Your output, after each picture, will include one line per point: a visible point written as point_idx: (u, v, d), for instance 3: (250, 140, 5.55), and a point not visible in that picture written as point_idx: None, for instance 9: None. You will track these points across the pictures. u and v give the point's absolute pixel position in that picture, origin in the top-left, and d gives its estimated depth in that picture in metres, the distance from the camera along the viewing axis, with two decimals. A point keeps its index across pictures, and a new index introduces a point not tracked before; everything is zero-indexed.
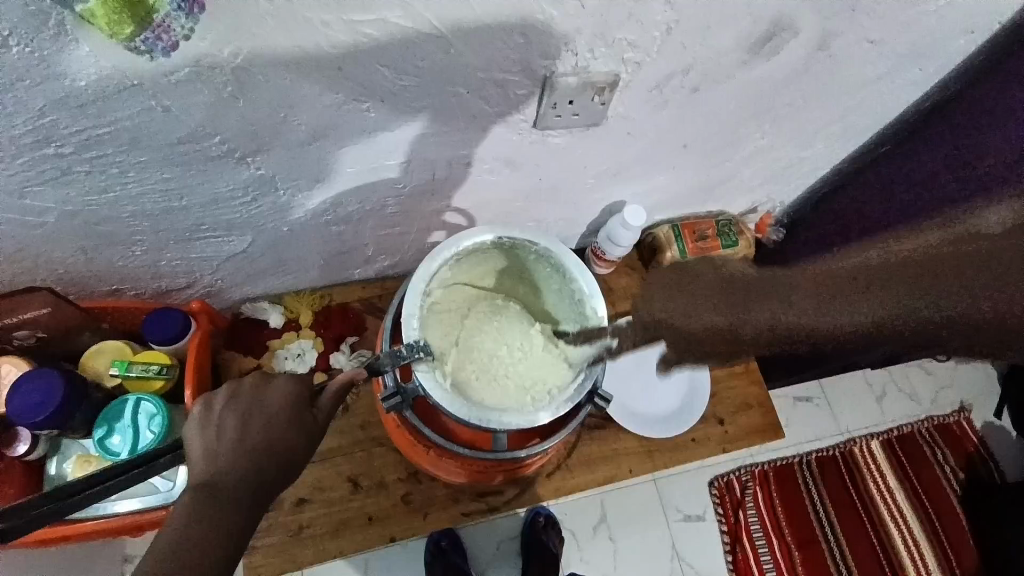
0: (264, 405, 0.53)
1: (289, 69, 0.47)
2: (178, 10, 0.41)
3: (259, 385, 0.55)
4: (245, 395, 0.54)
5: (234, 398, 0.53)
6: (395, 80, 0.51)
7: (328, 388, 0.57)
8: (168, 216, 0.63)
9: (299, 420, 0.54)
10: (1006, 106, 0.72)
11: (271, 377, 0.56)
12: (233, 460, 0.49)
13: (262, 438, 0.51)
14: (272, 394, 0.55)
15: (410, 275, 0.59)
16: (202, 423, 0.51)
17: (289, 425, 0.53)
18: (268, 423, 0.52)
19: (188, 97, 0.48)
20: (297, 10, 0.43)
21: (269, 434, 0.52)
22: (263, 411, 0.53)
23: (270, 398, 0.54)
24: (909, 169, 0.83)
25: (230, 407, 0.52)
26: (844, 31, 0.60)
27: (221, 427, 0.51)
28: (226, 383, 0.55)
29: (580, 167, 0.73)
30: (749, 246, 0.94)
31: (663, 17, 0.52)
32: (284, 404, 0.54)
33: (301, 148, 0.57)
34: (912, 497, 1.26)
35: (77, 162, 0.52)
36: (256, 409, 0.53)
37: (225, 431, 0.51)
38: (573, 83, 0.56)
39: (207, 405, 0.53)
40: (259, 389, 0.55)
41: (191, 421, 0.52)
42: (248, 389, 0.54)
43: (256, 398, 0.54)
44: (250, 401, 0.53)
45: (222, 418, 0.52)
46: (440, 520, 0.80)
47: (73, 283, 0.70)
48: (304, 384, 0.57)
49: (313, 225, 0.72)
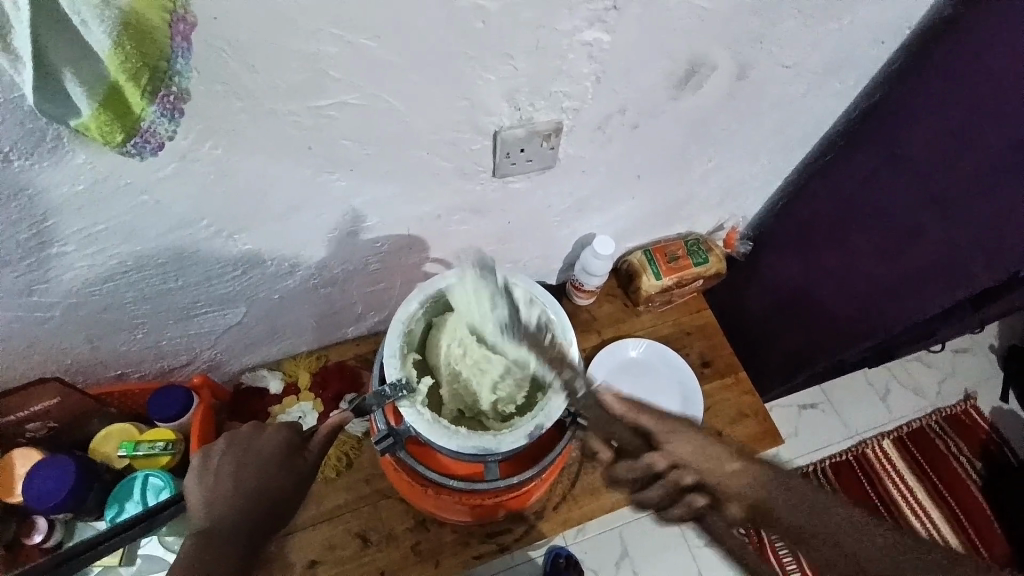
0: (256, 452, 0.61)
1: (263, 150, 0.53)
2: (161, 118, 0.45)
3: (253, 434, 0.63)
4: (239, 444, 0.61)
5: (231, 448, 0.61)
6: (360, 150, 0.57)
7: (317, 431, 0.65)
8: (166, 298, 0.68)
9: (289, 466, 0.63)
10: (984, 87, 0.65)
11: (264, 426, 0.64)
12: (226, 506, 0.58)
13: (255, 484, 0.60)
14: (265, 441, 0.63)
15: (391, 320, 0.63)
16: (200, 473, 0.59)
17: (278, 469, 0.61)
18: (261, 468, 0.60)
19: (177, 188, 0.54)
20: (266, 105, 0.49)
21: (261, 478, 0.60)
22: (255, 457, 0.61)
23: (263, 445, 0.62)
24: (886, 151, 0.78)
25: (226, 457, 0.60)
26: (758, 61, 0.66)
27: (217, 477, 0.59)
28: (223, 434, 0.62)
29: (544, 207, 0.78)
30: (719, 261, 0.99)
31: (590, 69, 0.58)
32: (275, 450, 0.62)
33: (283, 219, 0.63)
34: (934, 493, 1.28)
35: (78, 257, 0.57)
36: (250, 455, 0.61)
37: (221, 481, 0.59)
38: (519, 133, 0.62)
39: (205, 456, 0.60)
40: (254, 437, 0.63)
41: (191, 470, 0.60)
42: (242, 438, 0.62)
43: (250, 445, 0.62)
44: (244, 449, 0.61)
45: (220, 466, 0.60)
46: (452, 567, 0.81)
47: (81, 371, 0.74)
48: (293, 431, 0.65)
49: (302, 290, 0.76)
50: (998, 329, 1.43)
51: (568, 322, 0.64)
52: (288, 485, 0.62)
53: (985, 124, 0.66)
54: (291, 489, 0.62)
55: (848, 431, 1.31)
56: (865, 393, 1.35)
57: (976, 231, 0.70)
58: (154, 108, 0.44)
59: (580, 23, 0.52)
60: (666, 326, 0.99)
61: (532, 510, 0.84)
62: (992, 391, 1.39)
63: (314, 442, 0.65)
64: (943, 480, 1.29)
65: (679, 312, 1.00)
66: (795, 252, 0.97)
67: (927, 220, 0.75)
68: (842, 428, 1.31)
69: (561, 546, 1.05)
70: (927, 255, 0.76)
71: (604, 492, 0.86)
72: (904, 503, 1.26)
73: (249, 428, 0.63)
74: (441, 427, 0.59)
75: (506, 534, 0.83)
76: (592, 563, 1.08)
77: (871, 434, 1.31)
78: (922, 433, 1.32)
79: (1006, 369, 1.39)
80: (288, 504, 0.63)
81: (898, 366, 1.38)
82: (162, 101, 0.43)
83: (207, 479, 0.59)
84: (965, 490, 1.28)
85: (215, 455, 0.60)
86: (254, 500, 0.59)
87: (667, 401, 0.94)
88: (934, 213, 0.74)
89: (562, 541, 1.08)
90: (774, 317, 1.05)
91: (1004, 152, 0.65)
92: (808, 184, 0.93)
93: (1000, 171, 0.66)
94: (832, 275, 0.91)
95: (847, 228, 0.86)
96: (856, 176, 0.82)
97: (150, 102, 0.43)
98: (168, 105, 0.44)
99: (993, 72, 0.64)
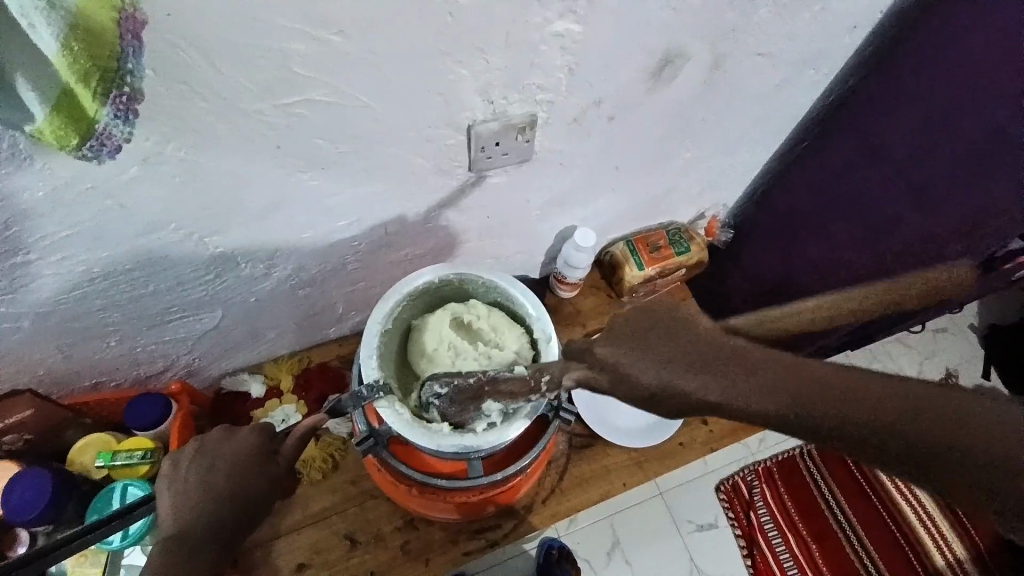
0: (226, 456, 0.62)
1: (233, 153, 0.52)
2: (116, 120, 0.44)
3: (223, 438, 0.63)
4: (209, 449, 0.62)
5: (199, 453, 0.61)
6: (333, 149, 0.56)
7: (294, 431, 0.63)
8: (139, 304, 0.66)
9: (260, 466, 0.63)
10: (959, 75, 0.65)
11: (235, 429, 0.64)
12: (195, 511, 0.58)
13: (224, 488, 0.60)
14: (236, 443, 0.63)
15: (367, 320, 0.62)
16: (170, 479, 0.59)
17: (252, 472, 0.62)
18: (229, 472, 0.61)
19: (142, 193, 0.52)
20: (234, 104, 0.48)
21: (233, 481, 0.61)
22: (226, 461, 0.61)
23: (234, 448, 0.62)
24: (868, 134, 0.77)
25: (194, 463, 0.60)
26: (732, 51, 0.66)
27: (185, 483, 0.59)
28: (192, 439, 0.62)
29: (523, 201, 0.77)
30: (701, 249, 0.99)
31: (563, 62, 0.57)
32: (245, 453, 0.62)
33: (256, 221, 0.61)
34: (919, 472, 1.27)
35: (45, 265, 0.56)
36: (220, 460, 0.62)
37: (189, 485, 0.60)
38: (495, 128, 0.62)
39: (174, 463, 0.61)
40: (224, 441, 0.63)
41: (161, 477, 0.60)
42: (213, 442, 0.63)
43: (220, 449, 0.62)
44: (212, 454, 0.62)
45: (187, 474, 0.60)
46: (443, 564, 0.81)
47: (54, 382, 0.73)
48: (264, 432, 0.65)
49: (280, 292, 0.75)
50: (978, 309, 1.45)
51: (549, 321, 0.64)
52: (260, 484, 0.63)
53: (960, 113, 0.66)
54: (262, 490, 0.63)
55: None
56: None
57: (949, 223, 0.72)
58: (109, 110, 0.43)
59: (550, 15, 0.52)
60: None
61: (521, 505, 0.84)
62: (973, 369, 1.41)
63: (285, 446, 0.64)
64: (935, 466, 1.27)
65: None
66: (774, 239, 0.97)
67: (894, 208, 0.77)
68: None
69: (553, 539, 1.07)
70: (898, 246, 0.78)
71: (592, 484, 0.87)
72: (891, 486, 1.24)
73: (220, 432, 0.63)
74: (421, 426, 0.58)
75: (496, 530, 0.83)
76: (584, 553, 1.08)
77: None
78: None
79: (987, 348, 1.41)
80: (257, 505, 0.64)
81: (881, 348, 1.39)
82: (115, 103, 0.42)
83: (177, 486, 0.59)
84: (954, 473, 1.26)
85: (183, 461, 0.60)
86: (221, 502, 0.60)
87: None
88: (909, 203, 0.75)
89: (554, 533, 1.09)
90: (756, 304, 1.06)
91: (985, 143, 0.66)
92: (786, 171, 0.93)
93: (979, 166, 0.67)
94: (812, 262, 0.92)
95: (823, 212, 0.87)
96: (831, 161, 0.83)
97: (102, 104, 0.42)
98: (122, 107, 0.43)
99: (978, 56, 0.63)
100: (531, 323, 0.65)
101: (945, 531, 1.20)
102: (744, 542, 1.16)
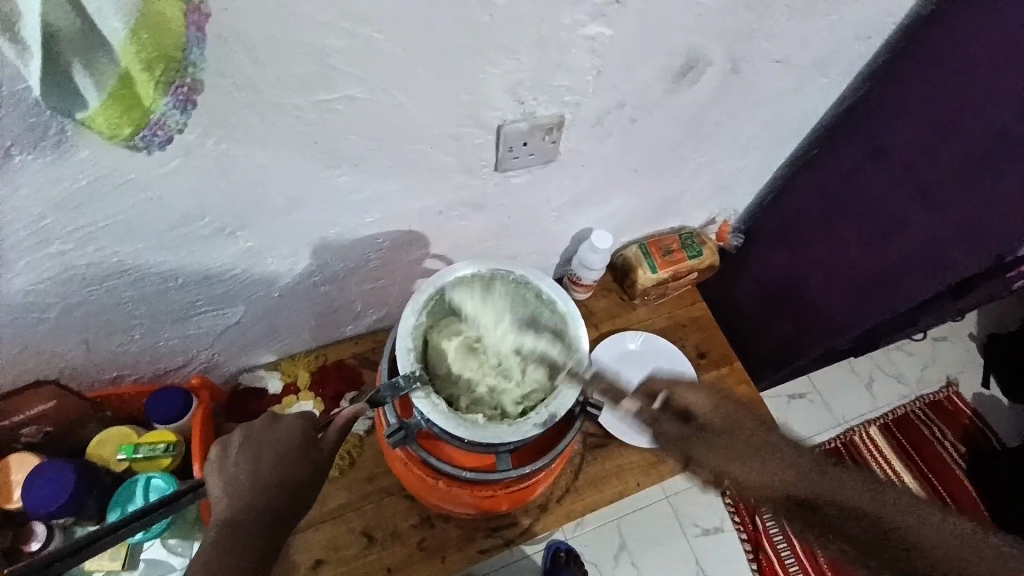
0: (274, 442, 0.58)
1: (270, 148, 0.53)
2: (173, 110, 0.45)
3: (270, 426, 0.60)
4: (256, 436, 0.58)
5: (247, 440, 0.58)
6: (365, 145, 0.57)
7: (334, 421, 0.61)
8: (165, 297, 0.67)
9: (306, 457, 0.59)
10: (979, 59, 0.66)
11: (279, 417, 0.61)
12: (245, 500, 0.55)
13: (272, 478, 0.56)
14: (283, 432, 0.59)
15: (402, 313, 0.63)
16: (219, 467, 0.56)
17: (300, 459, 0.58)
18: (278, 459, 0.57)
19: (180, 186, 0.53)
20: (274, 98, 0.49)
21: (281, 469, 0.57)
22: (274, 449, 0.58)
23: (282, 436, 0.59)
24: (887, 126, 0.77)
25: (242, 450, 0.57)
26: (750, 58, 0.68)
27: (236, 471, 0.56)
28: (240, 425, 0.59)
29: (543, 201, 0.78)
30: (712, 254, 1.00)
31: (591, 63, 0.59)
32: (293, 439, 0.59)
33: (286, 216, 0.62)
34: (919, 477, 1.29)
35: (79, 256, 0.56)
36: (268, 448, 0.58)
37: (241, 471, 0.56)
38: (522, 127, 0.63)
39: (222, 448, 0.58)
40: (269, 429, 0.59)
41: (208, 465, 0.57)
42: (259, 430, 0.59)
43: (268, 437, 0.59)
44: (259, 441, 0.58)
45: (238, 460, 0.57)
46: (459, 562, 0.81)
47: (74, 375, 0.73)
48: (309, 420, 0.61)
49: (301, 288, 0.76)
50: (978, 318, 1.46)
51: (577, 311, 0.65)
52: (309, 475, 0.59)
53: (965, 103, 0.68)
54: (312, 479, 0.59)
55: (837, 419, 1.32)
56: (851, 382, 1.35)
57: (949, 215, 0.72)
58: (167, 100, 0.44)
59: (582, 17, 0.53)
60: (662, 319, 1.01)
61: (536, 503, 0.85)
62: (975, 377, 1.41)
63: (329, 432, 0.61)
64: (941, 481, 1.30)
65: (675, 304, 1.02)
66: (781, 243, 0.99)
67: (898, 211, 0.78)
68: (829, 418, 1.31)
69: (561, 541, 1.06)
70: (909, 245, 0.78)
71: (606, 484, 0.88)
72: None
73: (265, 420, 0.60)
74: (455, 415, 0.59)
75: (511, 528, 0.83)
76: (592, 555, 1.09)
77: (857, 421, 1.32)
78: (908, 420, 1.34)
79: (987, 356, 1.42)
80: (309, 497, 0.60)
81: (883, 355, 1.39)
82: (175, 92, 0.44)
83: (227, 473, 0.56)
84: (960, 488, 1.30)
85: (231, 449, 0.57)
86: (272, 490, 0.56)
87: None
88: (916, 200, 0.75)
89: (563, 536, 1.08)
90: (765, 309, 1.07)
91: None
92: (797, 176, 0.94)
93: (942, 160, 0.72)
94: (822, 267, 0.92)
95: (836, 223, 0.88)
96: (841, 172, 0.84)
97: (162, 93, 0.43)
98: (182, 96, 0.45)
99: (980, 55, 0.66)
100: (560, 318, 0.66)
101: None
102: (749, 546, 1.16)
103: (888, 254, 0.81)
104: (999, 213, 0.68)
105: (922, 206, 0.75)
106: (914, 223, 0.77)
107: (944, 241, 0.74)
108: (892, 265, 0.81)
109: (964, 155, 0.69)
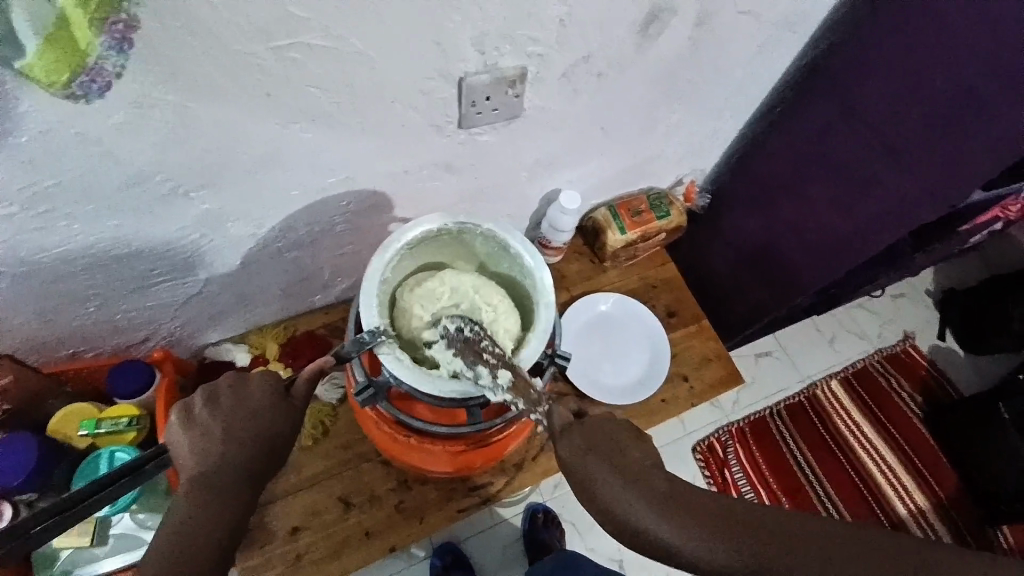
0: (240, 401, 0.56)
1: (226, 104, 0.51)
2: (110, 51, 0.43)
3: (236, 386, 0.57)
4: (223, 397, 0.56)
5: (211, 401, 0.56)
6: (327, 99, 0.56)
7: (300, 375, 0.60)
8: (121, 265, 0.64)
9: (278, 416, 0.58)
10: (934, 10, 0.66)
11: (247, 375, 0.59)
12: (216, 459, 0.53)
13: (243, 438, 0.55)
14: (252, 391, 0.57)
15: (368, 269, 0.62)
16: (186, 426, 0.55)
17: (272, 417, 0.57)
18: (248, 419, 0.56)
19: (133, 145, 0.51)
20: (227, 45, 0.47)
21: (252, 428, 0.56)
22: (242, 409, 0.56)
23: (250, 395, 0.57)
24: (850, 79, 0.77)
25: (208, 411, 0.55)
26: (716, 10, 0.68)
27: (204, 430, 0.55)
28: (202, 387, 0.57)
29: (511, 162, 0.78)
30: (680, 215, 1.01)
31: (557, 12, 0.58)
32: (261, 399, 0.57)
33: (246, 178, 0.60)
34: (879, 428, 1.35)
35: (24, 221, 0.54)
36: (235, 407, 0.56)
37: (209, 431, 0.55)
38: (486, 79, 0.61)
39: (185, 411, 0.56)
40: (236, 390, 0.57)
41: (172, 427, 0.55)
42: (225, 390, 0.57)
43: (234, 398, 0.57)
44: (225, 402, 0.56)
45: (204, 421, 0.55)
46: (438, 522, 0.82)
47: (31, 350, 0.70)
48: (276, 378, 0.60)
49: (266, 255, 0.74)
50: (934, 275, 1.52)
51: (545, 267, 0.65)
52: (282, 433, 0.58)
53: (920, 57, 0.69)
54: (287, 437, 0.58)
55: (801, 375, 1.37)
56: (815, 340, 1.40)
57: (913, 172, 0.74)
58: (103, 39, 0.42)
59: None
60: (633, 281, 1.02)
61: (513, 462, 0.86)
62: (930, 330, 1.48)
63: (298, 386, 0.60)
64: (900, 431, 1.36)
65: (643, 266, 1.03)
66: (746, 201, 1.01)
67: (860, 163, 0.80)
68: (795, 374, 1.36)
69: (538, 502, 1.09)
70: (879, 201, 0.80)
71: None
72: (858, 445, 1.33)
73: (230, 379, 0.58)
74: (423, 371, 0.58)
75: (489, 486, 0.84)
76: (570, 515, 1.11)
77: (820, 375, 1.37)
78: (867, 373, 1.40)
79: (942, 311, 1.49)
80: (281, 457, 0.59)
81: (845, 313, 1.44)
82: (111, 31, 0.42)
83: (195, 434, 0.54)
84: (918, 436, 1.36)
85: (196, 409, 0.56)
86: (245, 449, 0.55)
87: (635, 356, 0.98)
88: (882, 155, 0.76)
89: (540, 496, 1.11)
90: (734, 269, 1.10)
91: (996, 93, 0.63)
92: (762, 134, 0.95)
93: (903, 116, 0.72)
94: (789, 223, 0.94)
95: (799, 179, 0.89)
96: (804, 126, 0.85)
97: (97, 31, 0.42)
98: (118, 35, 0.42)
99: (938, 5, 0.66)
100: (528, 273, 0.66)
101: (906, 482, 1.31)
102: None
103: (858, 211, 0.83)
104: (963, 168, 0.69)
105: (888, 165, 0.76)
106: (880, 179, 0.78)
107: (911, 197, 0.76)
108: (864, 222, 0.83)
109: (921, 110, 0.70)
